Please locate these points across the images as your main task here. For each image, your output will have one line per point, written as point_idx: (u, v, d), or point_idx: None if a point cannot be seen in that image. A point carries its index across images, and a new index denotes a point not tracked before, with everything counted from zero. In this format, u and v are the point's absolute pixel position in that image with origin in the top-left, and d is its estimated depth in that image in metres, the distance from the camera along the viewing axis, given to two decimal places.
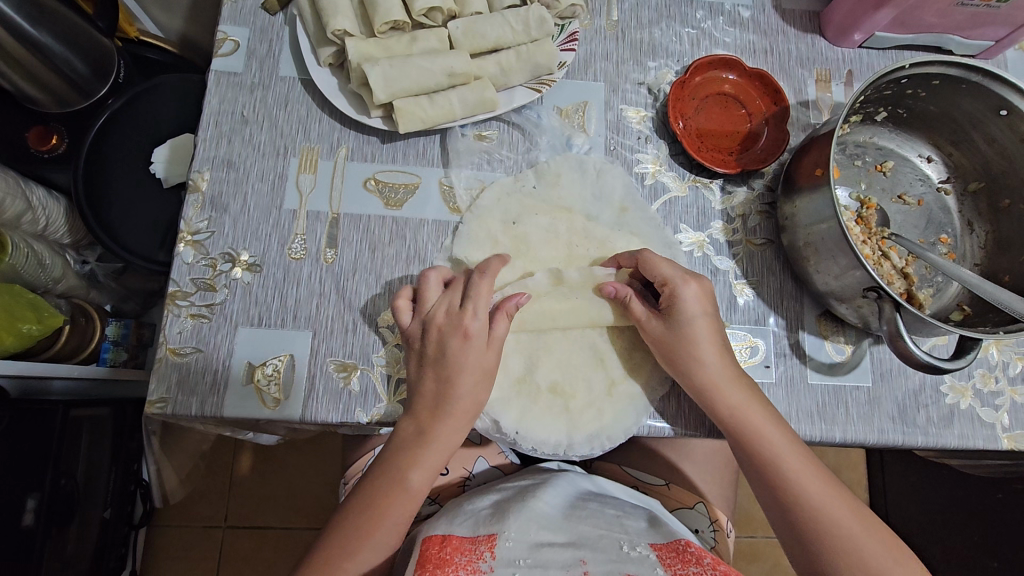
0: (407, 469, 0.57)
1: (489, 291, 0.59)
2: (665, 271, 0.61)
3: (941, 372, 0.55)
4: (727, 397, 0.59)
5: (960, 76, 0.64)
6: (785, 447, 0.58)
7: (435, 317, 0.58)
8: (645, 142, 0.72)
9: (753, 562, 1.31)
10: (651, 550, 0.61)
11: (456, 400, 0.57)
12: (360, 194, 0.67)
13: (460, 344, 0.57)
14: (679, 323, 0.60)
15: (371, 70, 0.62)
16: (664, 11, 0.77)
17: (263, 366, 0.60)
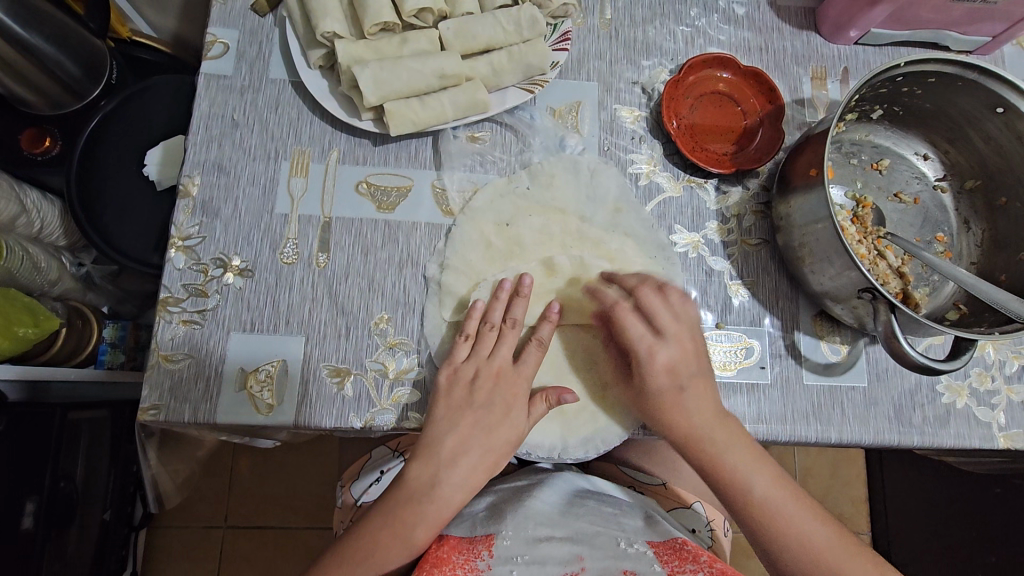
0: (414, 525, 0.57)
1: (537, 365, 0.62)
2: (632, 328, 0.61)
3: (935, 373, 0.55)
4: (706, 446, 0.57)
5: (956, 73, 0.63)
6: (773, 493, 0.56)
7: (488, 365, 0.61)
8: (639, 142, 0.72)
9: (752, 558, 1.31)
10: (648, 547, 0.62)
11: (491, 450, 0.59)
12: (352, 197, 0.66)
13: (511, 398, 0.60)
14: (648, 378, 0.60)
15: (360, 73, 0.61)
16: (658, 9, 0.77)
17: (256, 372, 0.60)
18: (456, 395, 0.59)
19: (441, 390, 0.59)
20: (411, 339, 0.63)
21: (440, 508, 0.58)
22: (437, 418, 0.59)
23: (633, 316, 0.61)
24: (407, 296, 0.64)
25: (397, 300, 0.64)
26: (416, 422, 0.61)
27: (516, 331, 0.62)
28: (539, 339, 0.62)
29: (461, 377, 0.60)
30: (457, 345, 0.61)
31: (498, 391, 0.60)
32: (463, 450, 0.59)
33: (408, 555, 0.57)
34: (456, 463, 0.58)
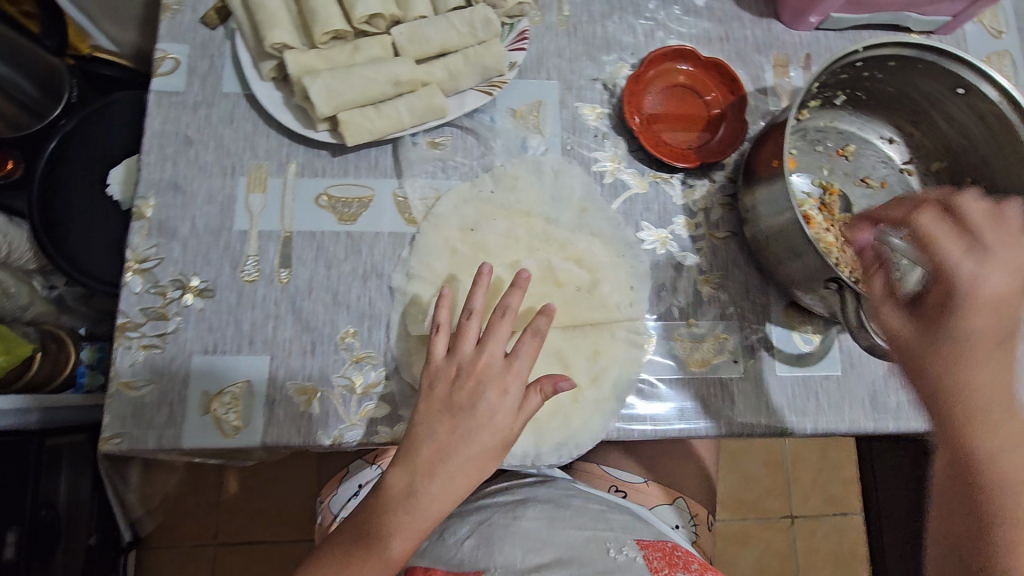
0: (389, 538, 0.51)
1: (531, 357, 0.56)
2: (986, 311, 0.42)
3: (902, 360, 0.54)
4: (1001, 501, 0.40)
5: (916, 56, 0.63)
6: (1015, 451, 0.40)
7: (471, 360, 0.55)
8: (602, 139, 0.71)
9: (745, 546, 1.34)
10: (638, 552, 0.62)
11: (470, 459, 0.53)
12: (312, 211, 0.65)
13: (497, 398, 0.54)
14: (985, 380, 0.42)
15: (311, 83, 0.59)
16: (616, 4, 0.76)
17: (220, 395, 0.59)
18: (442, 402, 0.54)
19: (422, 389, 0.55)
20: (378, 352, 0.62)
21: (417, 518, 0.51)
22: (418, 420, 0.54)
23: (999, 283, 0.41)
24: (373, 309, 0.63)
25: (362, 313, 0.63)
26: (388, 437, 0.60)
27: (508, 318, 0.57)
28: (533, 330, 0.57)
29: (443, 376, 0.55)
30: (435, 341, 0.56)
31: (482, 391, 0.54)
32: (444, 455, 0.52)
33: (390, 572, 0.52)
34: (436, 472, 0.52)
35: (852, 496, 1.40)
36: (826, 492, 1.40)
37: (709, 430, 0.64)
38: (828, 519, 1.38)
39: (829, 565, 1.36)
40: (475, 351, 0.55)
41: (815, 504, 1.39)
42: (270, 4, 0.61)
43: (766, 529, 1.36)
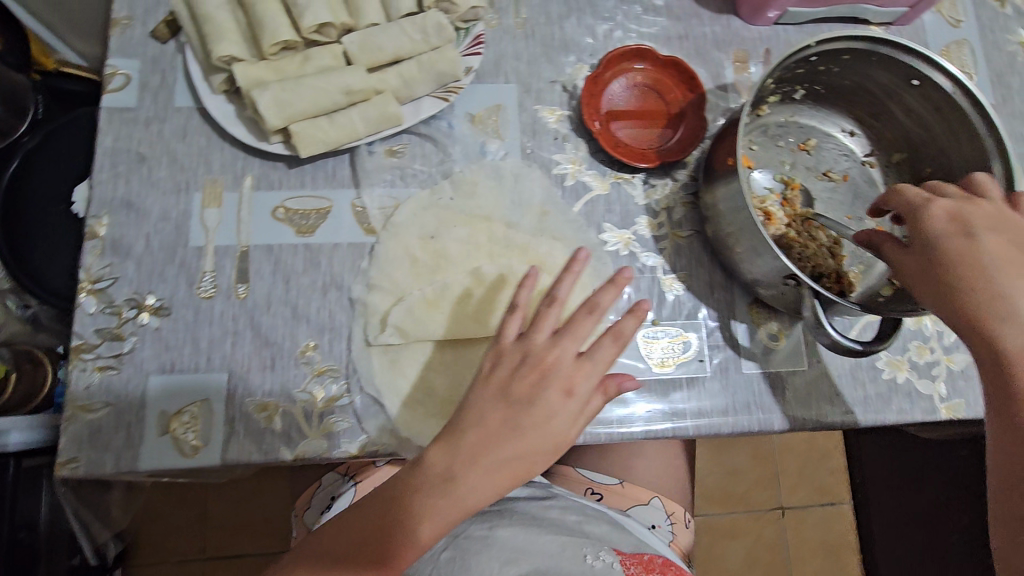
0: (419, 521, 0.52)
1: (606, 360, 0.58)
2: (938, 223, 0.51)
3: (862, 354, 0.55)
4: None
5: (869, 49, 0.63)
6: None
7: (539, 352, 0.57)
8: (563, 141, 0.70)
9: (734, 539, 1.35)
10: (614, 557, 0.66)
11: (520, 455, 0.54)
12: (268, 224, 0.64)
13: (559, 398, 0.55)
14: (994, 276, 0.48)
15: (259, 96, 0.59)
16: (573, 5, 0.75)
17: (179, 415, 0.58)
18: (499, 390, 0.56)
19: (486, 370, 0.57)
20: (339, 364, 0.61)
21: (449, 506, 0.52)
22: (470, 406, 0.56)
23: (944, 211, 0.52)
24: (334, 321, 0.62)
25: (322, 326, 0.62)
26: (351, 451, 0.59)
27: (590, 318, 0.59)
28: (614, 334, 0.58)
29: (506, 363, 0.57)
30: (508, 322, 0.59)
31: (546, 383, 0.56)
32: (494, 442, 0.54)
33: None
34: (480, 458, 0.53)
35: (840, 486, 1.40)
36: (815, 482, 1.40)
37: (677, 432, 0.64)
38: (817, 509, 1.38)
39: (820, 555, 1.36)
40: (549, 342, 0.57)
41: (804, 495, 1.39)
42: (217, 16, 0.60)
43: (755, 521, 1.36)
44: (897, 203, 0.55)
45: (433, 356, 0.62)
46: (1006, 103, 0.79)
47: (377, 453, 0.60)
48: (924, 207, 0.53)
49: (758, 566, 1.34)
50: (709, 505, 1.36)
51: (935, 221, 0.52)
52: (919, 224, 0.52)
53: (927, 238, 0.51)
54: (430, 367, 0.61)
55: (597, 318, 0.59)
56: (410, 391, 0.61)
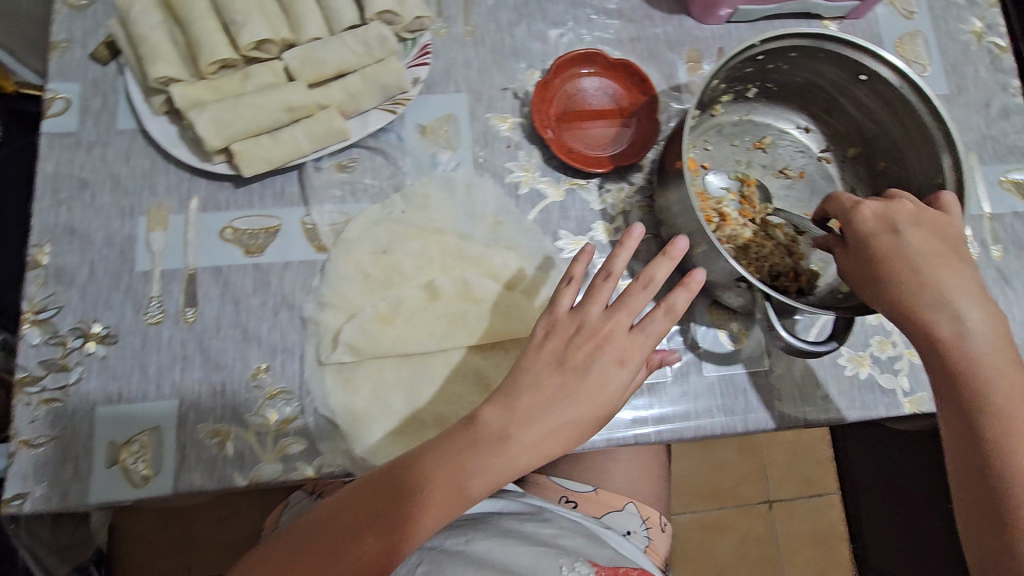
0: (471, 478, 0.53)
1: (659, 332, 0.58)
2: (870, 222, 0.55)
3: (806, 355, 0.55)
4: (963, 367, 0.51)
5: (815, 46, 0.62)
6: (979, 333, 0.52)
7: (592, 324, 0.58)
8: (516, 149, 0.70)
9: (723, 534, 1.34)
10: (589, 567, 0.65)
11: (569, 424, 0.55)
12: (216, 245, 0.63)
13: (613, 367, 0.56)
14: (919, 272, 0.53)
15: (197, 117, 0.58)
16: (523, 10, 0.75)
17: (128, 444, 0.57)
18: (554, 359, 0.57)
19: (538, 341, 0.59)
20: (292, 385, 0.60)
21: (501, 465, 0.53)
22: (525, 370, 0.57)
23: (874, 210, 0.55)
24: (285, 342, 0.61)
25: (274, 347, 0.61)
26: (306, 474, 0.58)
27: (644, 291, 0.59)
28: (669, 306, 0.58)
29: (560, 333, 0.58)
30: (563, 293, 0.60)
31: (601, 354, 0.57)
32: (546, 409, 0.55)
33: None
34: (534, 423, 0.54)
35: (827, 477, 1.39)
36: (802, 475, 1.39)
37: (639, 439, 0.64)
38: (806, 501, 1.37)
39: (809, 548, 1.35)
40: (603, 315, 0.58)
41: (791, 488, 1.38)
42: (152, 36, 0.59)
43: (744, 515, 1.36)
44: (830, 206, 0.59)
45: (388, 373, 0.61)
46: (961, 93, 0.79)
47: (333, 474, 0.58)
48: (852, 211, 0.56)
49: (748, 562, 1.33)
50: (697, 502, 1.35)
51: (865, 220, 0.55)
52: (851, 225, 0.56)
53: (858, 237, 0.55)
54: (384, 384, 0.60)
55: (650, 292, 0.59)
56: (364, 410, 0.59)
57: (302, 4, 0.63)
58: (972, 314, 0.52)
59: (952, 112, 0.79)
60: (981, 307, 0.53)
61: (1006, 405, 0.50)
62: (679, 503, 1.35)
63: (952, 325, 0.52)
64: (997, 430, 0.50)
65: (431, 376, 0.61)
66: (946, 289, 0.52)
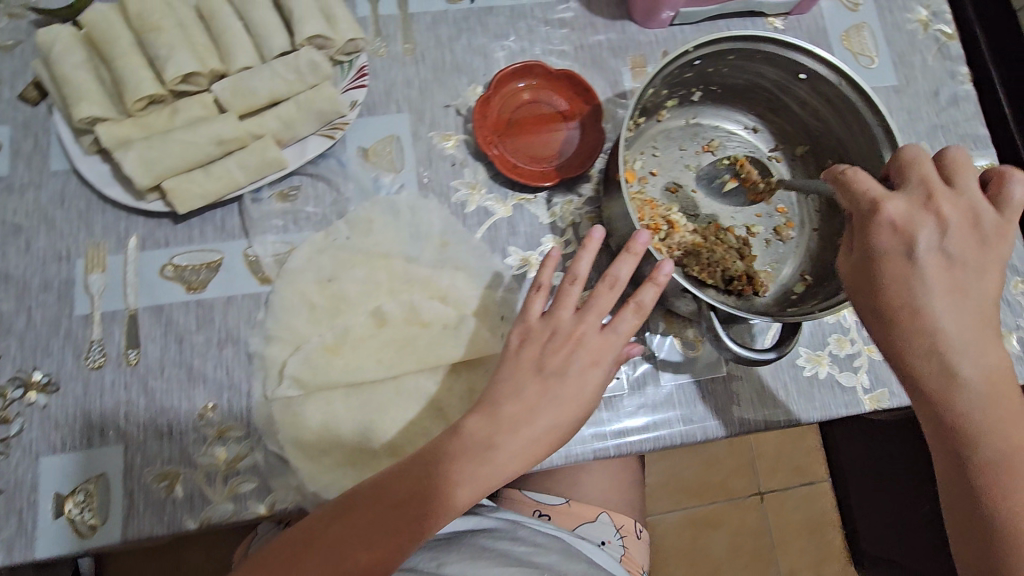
0: (460, 485, 0.48)
1: (631, 332, 0.54)
2: (887, 238, 0.49)
3: (750, 362, 0.55)
4: (957, 413, 0.48)
5: (753, 47, 0.62)
6: (980, 383, 0.48)
7: (566, 328, 0.53)
8: (461, 167, 0.69)
9: (716, 528, 1.25)
10: None
11: (553, 430, 0.50)
12: (157, 284, 0.62)
13: (589, 371, 0.52)
14: (922, 309, 0.48)
15: (123, 157, 0.57)
16: (462, 25, 0.74)
17: (74, 494, 0.56)
18: (534, 364, 0.52)
19: (513, 350, 0.53)
20: (241, 422, 0.59)
21: (489, 475, 0.48)
22: (504, 378, 0.52)
23: (895, 220, 0.48)
24: (231, 378, 0.60)
25: (220, 384, 0.60)
26: (258, 512, 0.57)
27: (613, 291, 0.55)
28: (638, 304, 0.54)
29: (534, 339, 0.53)
30: (531, 299, 0.55)
31: (577, 357, 0.52)
32: (532, 416, 0.50)
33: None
34: (518, 430, 0.50)
35: (818, 462, 1.29)
36: (792, 462, 1.29)
37: (597, 454, 0.63)
38: (798, 490, 1.28)
39: (803, 536, 1.26)
40: (575, 317, 0.53)
41: (783, 476, 1.28)
42: (76, 77, 0.58)
43: (736, 509, 1.26)
44: (847, 201, 0.51)
45: (338, 404, 0.60)
46: (910, 83, 0.79)
47: (287, 510, 0.57)
48: (869, 215, 0.49)
49: (741, 556, 1.24)
50: (687, 499, 1.25)
51: (882, 236, 0.49)
52: (866, 237, 0.49)
53: (867, 255, 0.50)
54: (335, 416, 0.59)
55: (616, 292, 0.55)
56: (315, 443, 0.58)
57: (231, 35, 0.62)
58: (976, 359, 0.48)
59: (901, 102, 0.78)
60: (986, 347, 0.48)
61: (998, 460, 0.47)
62: (665, 501, 1.25)
63: (949, 370, 0.48)
64: (991, 482, 0.47)
65: (382, 404, 0.60)
66: (948, 330, 0.48)
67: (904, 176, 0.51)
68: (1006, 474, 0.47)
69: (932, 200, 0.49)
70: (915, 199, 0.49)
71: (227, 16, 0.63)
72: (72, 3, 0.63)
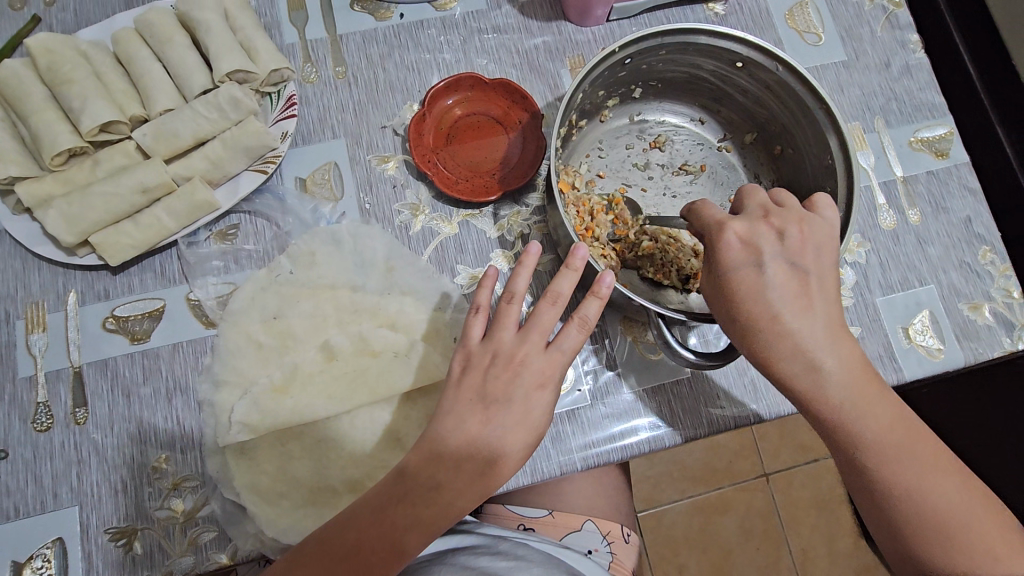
0: (408, 531, 0.50)
1: (577, 349, 0.53)
2: (733, 252, 0.50)
3: (694, 365, 0.55)
4: (832, 414, 0.48)
5: (685, 40, 0.60)
6: (844, 380, 0.48)
7: (507, 350, 0.52)
8: (403, 188, 0.67)
9: (726, 513, 1.18)
10: None
11: (494, 461, 0.50)
12: (99, 338, 0.61)
13: (535, 394, 0.51)
14: (778, 316, 0.49)
15: (45, 216, 0.58)
16: (394, 41, 0.71)
17: (32, 561, 0.55)
18: (475, 393, 0.51)
19: (455, 378, 0.53)
20: (196, 472, 0.58)
21: (437, 514, 0.50)
22: (446, 411, 0.52)
23: (738, 235, 0.50)
24: (182, 427, 0.59)
25: (172, 435, 0.59)
26: (220, 561, 0.56)
27: (556, 306, 0.53)
28: (582, 319, 0.53)
29: (475, 366, 0.52)
30: (471, 323, 0.54)
31: (520, 381, 0.51)
32: (473, 451, 0.50)
33: None
34: (462, 467, 0.50)
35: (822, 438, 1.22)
36: (796, 441, 1.21)
37: (564, 468, 0.62)
38: (804, 468, 1.20)
39: (813, 513, 1.19)
40: (516, 339, 0.53)
41: (788, 455, 1.21)
42: None
43: (742, 493, 1.19)
44: (698, 225, 0.53)
45: (294, 443, 0.59)
46: (859, 57, 0.77)
47: (249, 557, 0.56)
48: (716, 235, 0.51)
49: (754, 539, 1.18)
50: (693, 486, 1.19)
51: (730, 249, 0.50)
52: (717, 254, 0.50)
53: (722, 271, 0.50)
54: (291, 456, 0.59)
55: (561, 308, 0.53)
56: (271, 486, 0.57)
57: (150, 79, 0.63)
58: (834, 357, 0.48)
59: (852, 78, 0.76)
60: (840, 345, 0.49)
61: (880, 450, 0.48)
62: (670, 490, 1.19)
63: (815, 371, 0.48)
64: (882, 472, 0.48)
65: (337, 440, 0.59)
66: (804, 332, 0.48)
67: (743, 205, 0.54)
68: (893, 461, 0.48)
69: (767, 219, 0.51)
70: (753, 218, 0.52)
71: (144, 58, 0.63)
72: None
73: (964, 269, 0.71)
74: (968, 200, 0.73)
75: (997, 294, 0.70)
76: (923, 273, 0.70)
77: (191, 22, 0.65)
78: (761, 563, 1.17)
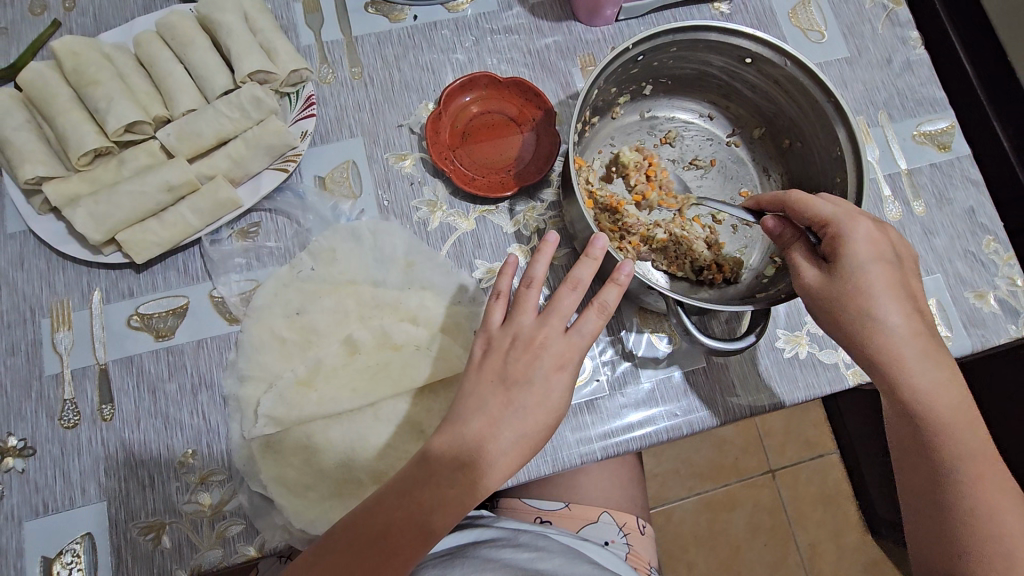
0: (431, 512, 0.50)
1: (595, 334, 0.54)
2: (862, 253, 0.52)
3: (725, 352, 0.56)
4: (937, 415, 0.53)
5: (695, 38, 0.62)
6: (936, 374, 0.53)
7: (526, 334, 0.54)
8: (419, 186, 0.68)
9: (734, 509, 1.19)
10: None
11: (518, 440, 0.51)
12: (125, 336, 0.61)
13: (555, 377, 0.52)
14: (886, 314, 0.52)
15: (72, 215, 0.59)
16: (408, 42, 0.73)
17: (61, 555, 0.56)
18: (497, 374, 0.53)
19: (476, 361, 0.54)
20: (222, 466, 0.59)
21: (461, 496, 0.50)
22: (467, 394, 0.53)
23: (866, 237, 0.52)
24: (207, 423, 0.60)
25: (198, 430, 0.60)
26: (247, 554, 0.56)
27: (574, 291, 0.55)
28: (601, 305, 0.54)
29: (496, 349, 0.54)
30: (491, 309, 0.56)
31: (540, 363, 0.53)
32: (496, 432, 0.51)
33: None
34: (485, 449, 0.51)
35: (827, 434, 1.23)
36: (801, 436, 1.23)
37: (584, 457, 0.63)
38: (811, 463, 1.22)
39: (819, 508, 1.20)
40: (536, 322, 0.54)
41: (794, 450, 1.22)
42: (20, 140, 0.60)
43: (750, 489, 1.20)
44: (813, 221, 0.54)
45: (318, 437, 0.60)
46: (862, 53, 0.79)
47: (276, 549, 0.57)
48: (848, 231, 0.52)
49: (762, 534, 1.19)
50: (701, 482, 1.20)
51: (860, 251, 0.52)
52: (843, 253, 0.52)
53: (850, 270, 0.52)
54: (316, 450, 0.59)
55: (578, 293, 0.55)
56: (297, 479, 0.58)
57: (173, 81, 0.64)
58: (946, 366, 0.54)
59: (855, 74, 0.78)
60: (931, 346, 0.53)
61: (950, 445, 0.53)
62: (678, 487, 1.20)
63: (915, 363, 0.52)
64: (952, 467, 0.53)
65: (361, 433, 0.60)
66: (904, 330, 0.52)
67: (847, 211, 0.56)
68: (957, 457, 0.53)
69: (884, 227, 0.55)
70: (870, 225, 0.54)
71: (165, 60, 0.65)
72: (12, 64, 0.65)
73: (968, 259, 0.73)
74: (970, 191, 0.75)
75: (1001, 282, 0.72)
76: (929, 262, 0.72)
77: (212, 25, 0.66)
78: (770, 558, 1.18)
